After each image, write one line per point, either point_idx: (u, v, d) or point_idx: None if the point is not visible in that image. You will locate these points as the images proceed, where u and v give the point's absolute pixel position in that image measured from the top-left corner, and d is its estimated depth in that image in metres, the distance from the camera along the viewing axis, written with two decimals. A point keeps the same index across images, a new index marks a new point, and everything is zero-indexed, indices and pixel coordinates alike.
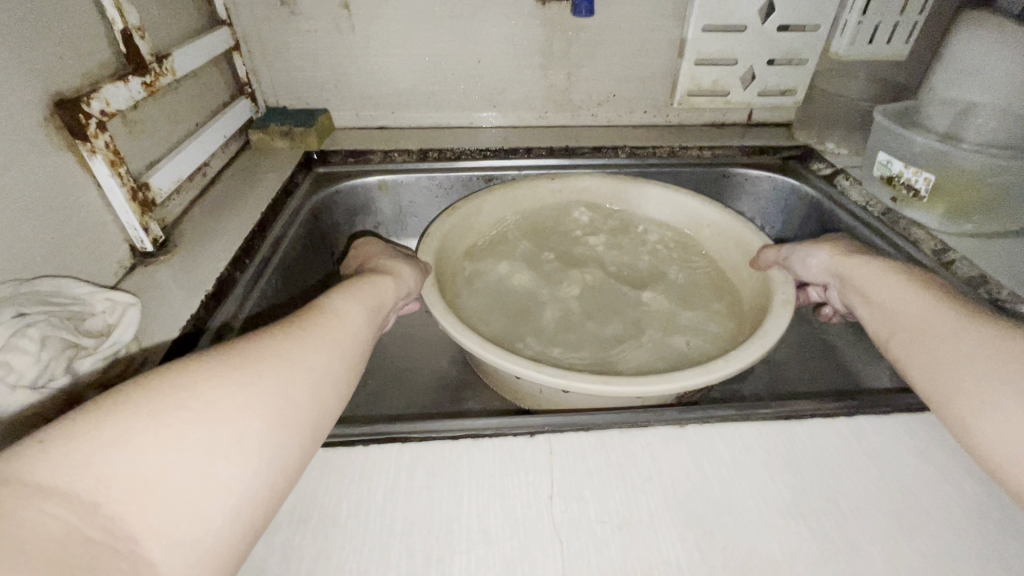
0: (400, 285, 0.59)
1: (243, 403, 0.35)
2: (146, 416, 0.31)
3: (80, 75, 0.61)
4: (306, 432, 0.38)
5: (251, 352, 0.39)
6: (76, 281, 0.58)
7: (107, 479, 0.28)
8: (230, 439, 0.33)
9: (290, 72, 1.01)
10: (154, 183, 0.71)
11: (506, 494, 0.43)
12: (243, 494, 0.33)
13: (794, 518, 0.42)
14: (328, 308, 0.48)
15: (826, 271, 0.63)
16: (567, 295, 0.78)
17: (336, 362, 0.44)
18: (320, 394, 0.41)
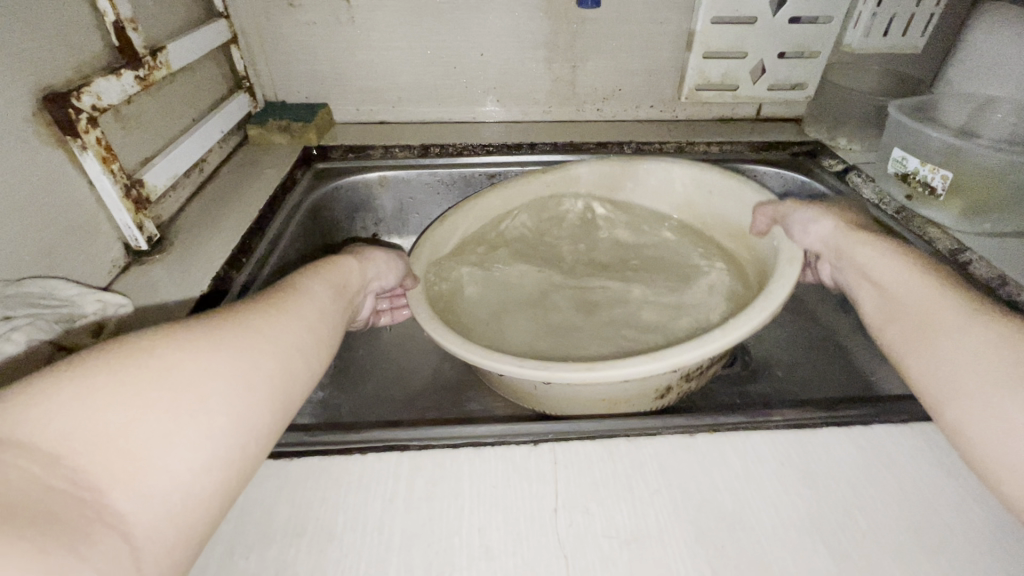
0: (369, 265, 0.57)
1: (213, 361, 0.34)
2: (107, 371, 0.29)
3: (69, 69, 0.59)
4: (281, 393, 0.37)
5: (219, 318, 0.37)
6: (68, 281, 0.57)
7: (68, 432, 0.27)
8: (197, 398, 0.32)
9: (289, 66, 0.99)
10: (149, 180, 0.69)
11: (508, 506, 0.41)
12: (214, 452, 0.31)
13: (810, 534, 0.40)
14: (297, 283, 0.46)
15: (825, 244, 0.58)
16: (572, 290, 0.75)
17: (310, 331, 0.42)
18: (294, 358, 0.39)
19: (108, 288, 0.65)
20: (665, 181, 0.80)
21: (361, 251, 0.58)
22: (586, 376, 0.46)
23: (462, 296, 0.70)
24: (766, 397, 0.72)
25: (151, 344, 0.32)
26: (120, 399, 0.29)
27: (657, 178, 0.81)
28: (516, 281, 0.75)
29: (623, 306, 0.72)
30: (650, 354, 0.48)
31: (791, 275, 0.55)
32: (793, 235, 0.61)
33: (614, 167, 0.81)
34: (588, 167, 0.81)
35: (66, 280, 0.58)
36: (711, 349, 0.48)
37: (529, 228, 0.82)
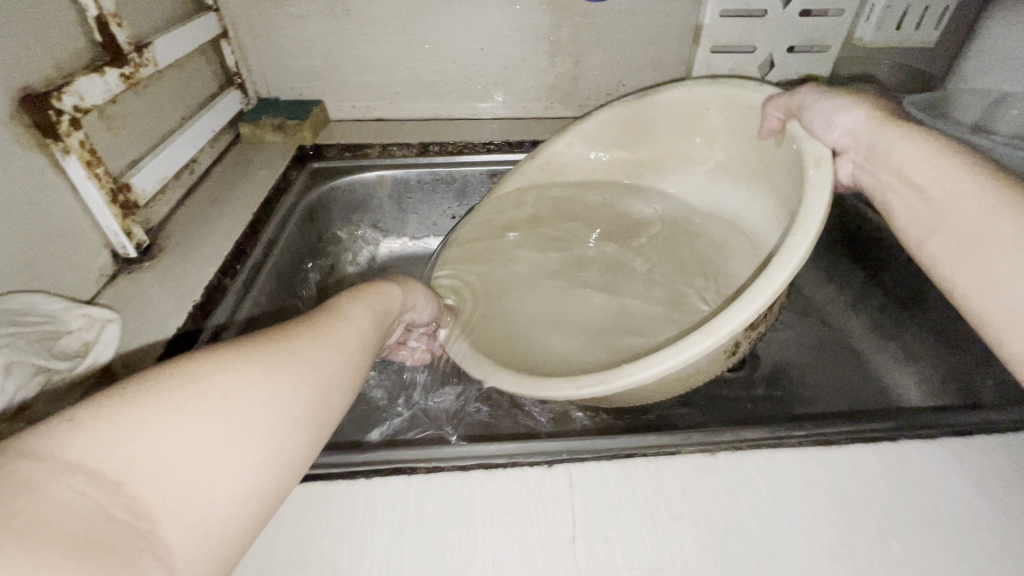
0: (409, 295, 0.52)
1: (272, 386, 0.30)
2: (163, 392, 0.26)
3: (51, 68, 0.56)
4: (328, 422, 0.33)
5: (274, 336, 0.34)
6: (52, 295, 0.54)
7: (130, 458, 0.24)
8: (251, 423, 0.28)
9: (281, 61, 0.95)
10: (137, 184, 0.66)
11: (524, 535, 0.39)
12: (259, 483, 0.28)
13: (841, 562, 0.38)
14: (344, 304, 0.42)
15: (850, 137, 0.50)
16: (613, 273, 0.75)
17: (357, 353, 0.38)
18: (341, 383, 0.35)
19: (96, 298, 0.62)
20: (664, 119, 0.72)
21: (404, 280, 0.54)
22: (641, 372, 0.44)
23: (500, 295, 0.69)
24: (782, 404, 0.70)
25: (208, 363, 0.29)
26: (176, 423, 0.26)
27: (654, 113, 0.72)
28: (547, 269, 0.74)
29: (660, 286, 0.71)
30: (704, 326, 0.44)
31: (825, 185, 0.50)
32: (813, 130, 0.53)
33: (609, 118, 0.74)
34: (568, 135, 0.76)
35: (50, 293, 0.55)
36: (760, 304, 0.44)
37: (551, 200, 0.78)
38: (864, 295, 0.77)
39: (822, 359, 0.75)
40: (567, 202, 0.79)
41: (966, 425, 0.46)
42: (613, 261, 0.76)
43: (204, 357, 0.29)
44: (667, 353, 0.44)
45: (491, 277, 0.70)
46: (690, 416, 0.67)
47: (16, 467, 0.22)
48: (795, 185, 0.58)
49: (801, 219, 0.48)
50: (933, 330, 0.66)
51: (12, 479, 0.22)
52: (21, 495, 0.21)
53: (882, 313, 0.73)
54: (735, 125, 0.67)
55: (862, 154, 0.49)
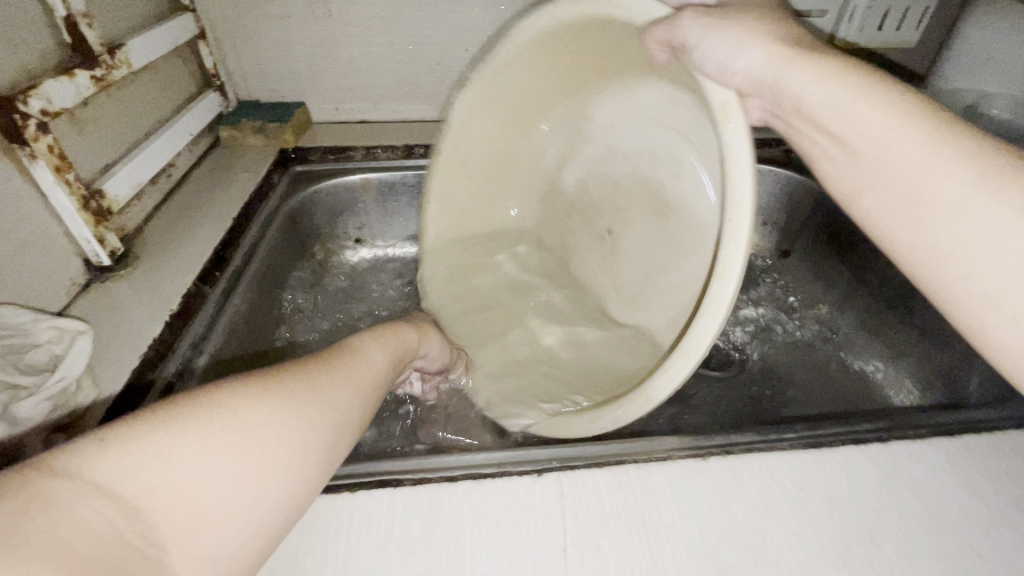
0: (426, 338, 0.52)
1: (290, 422, 0.29)
2: (190, 416, 0.25)
3: (17, 70, 0.54)
4: (337, 460, 0.32)
5: (289, 369, 0.33)
6: (22, 307, 0.52)
7: (151, 485, 0.23)
8: (269, 456, 0.27)
9: (261, 62, 0.93)
10: (110, 189, 0.64)
11: (513, 548, 0.38)
12: (268, 517, 0.27)
13: (835, 567, 0.38)
14: (362, 342, 0.42)
15: (753, 81, 0.37)
16: (586, 249, 0.70)
17: (368, 390, 0.37)
18: (355, 420, 0.34)
19: (69, 308, 0.60)
20: (536, 60, 0.59)
21: (418, 324, 0.54)
22: (632, 409, 0.43)
23: (497, 315, 0.71)
24: (772, 405, 0.69)
25: (236, 390, 0.28)
26: (199, 453, 0.25)
27: (510, 65, 0.60)
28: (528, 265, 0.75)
29: (622, 254, 0.65)
30: (682, 348, 0.40)
31: (742, 138, 0.37)
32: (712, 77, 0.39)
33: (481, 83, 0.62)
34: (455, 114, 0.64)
35: (20, 304, 0.53)
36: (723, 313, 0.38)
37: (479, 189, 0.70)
38: (851, 295, 0.77)
39: (810, 359, 0.75)
40: (499, 175, 0.70)
41: (956, 426, 0.46)
42: (581, 225, 0.70)
43: (231, 384, 0.28)
44: (659, 384, 0.42)
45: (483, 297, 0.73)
46: (680, 417, 0.66)
47: (45, 484, 0.21)
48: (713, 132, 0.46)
49: (728, 193, 0.38)
50: (921, 329, 0.67)
51: (37, 497, 0.21)
52: (45, 515, 0.20)
53: (870, 313, 0.74)
54: (610, 45, 0.52)
55: (772, 101, 0.37)
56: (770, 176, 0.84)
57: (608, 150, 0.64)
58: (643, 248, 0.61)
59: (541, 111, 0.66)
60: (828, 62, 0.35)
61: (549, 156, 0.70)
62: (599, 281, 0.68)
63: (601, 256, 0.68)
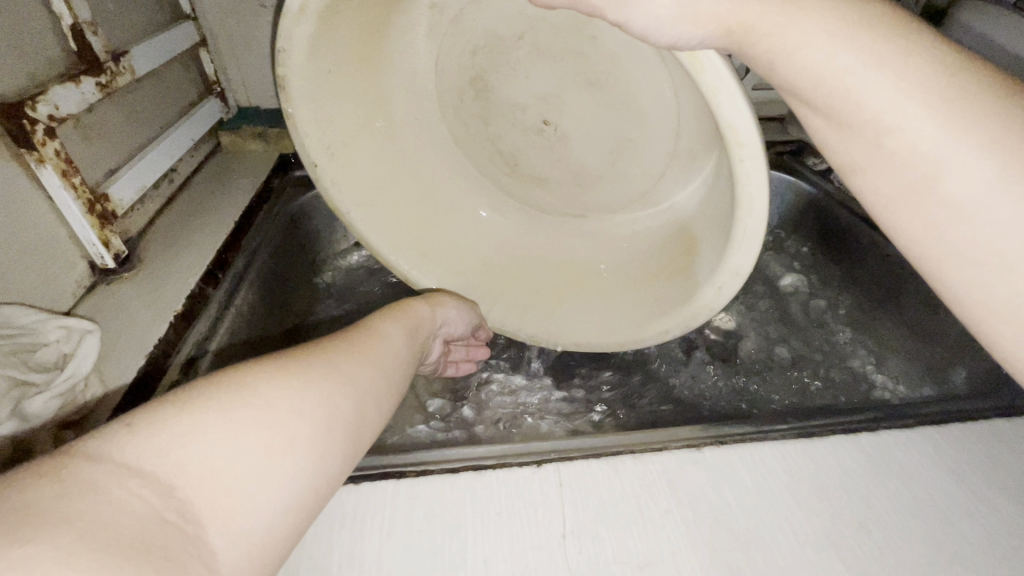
0: (434, 305, 0.53)
1: (309, 400, 0.30)
2: (215, 399, 0.27)
3: (26, 77, 0.55)
4: (360, 436, 0.32)
5: (305, 353, 0.34)
6: (30, 307, 0.53)
7: (182, 464, 0.24)
8: (293, 433, 0.28)
9: (261, 69, 0.95)
10: (114, 193, 0.65)
11: (513, 535, 0.39)
12: (299, 490, 0.27)
13: (824, 550, 0.39)
14: (376, 323, 0.43)
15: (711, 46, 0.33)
16: (530, 149, 0.62)
17: (386, 367, 0.38)
18: (376, 397, 0.35)
19: (74, 310, 0.61)
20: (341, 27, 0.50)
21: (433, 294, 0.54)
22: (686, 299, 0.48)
23: (483, 240, 0.67)
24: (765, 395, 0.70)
25: (258, 374, 0.29)
26: (225, 432, 0.26)
27: (320, 59, 0.50)
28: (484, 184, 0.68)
29: (574, 137, 0.59)
30: (733, 270, 0.43)
31: (731, 87, 0.34)
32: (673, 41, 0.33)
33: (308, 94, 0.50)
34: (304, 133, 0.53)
35: (26, 304, 0.54)
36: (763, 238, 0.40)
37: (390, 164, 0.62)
38: (842, 293, 0.79)
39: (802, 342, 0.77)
40: (383, 121, 0.61)
41: (941, 416, 0.48)
42: (500, 122, 0.61)
43: (251, 368, 0.30)
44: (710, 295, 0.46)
45: (467, 231, 0.67)
46: (676, 411, 0.67)
47: (78, 469, 0.22)
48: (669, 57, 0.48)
49: (728, 138, 0.36)
50: (912, 326, 0.68)
51: (73, 481, 0.22)
52: (80, 497, 0.21)
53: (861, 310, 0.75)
54: None
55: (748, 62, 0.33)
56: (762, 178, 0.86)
57: (491, 35, 0.56)
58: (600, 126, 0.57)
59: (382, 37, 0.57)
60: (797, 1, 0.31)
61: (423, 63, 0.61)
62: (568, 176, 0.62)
63: (547, 147, 0.61)
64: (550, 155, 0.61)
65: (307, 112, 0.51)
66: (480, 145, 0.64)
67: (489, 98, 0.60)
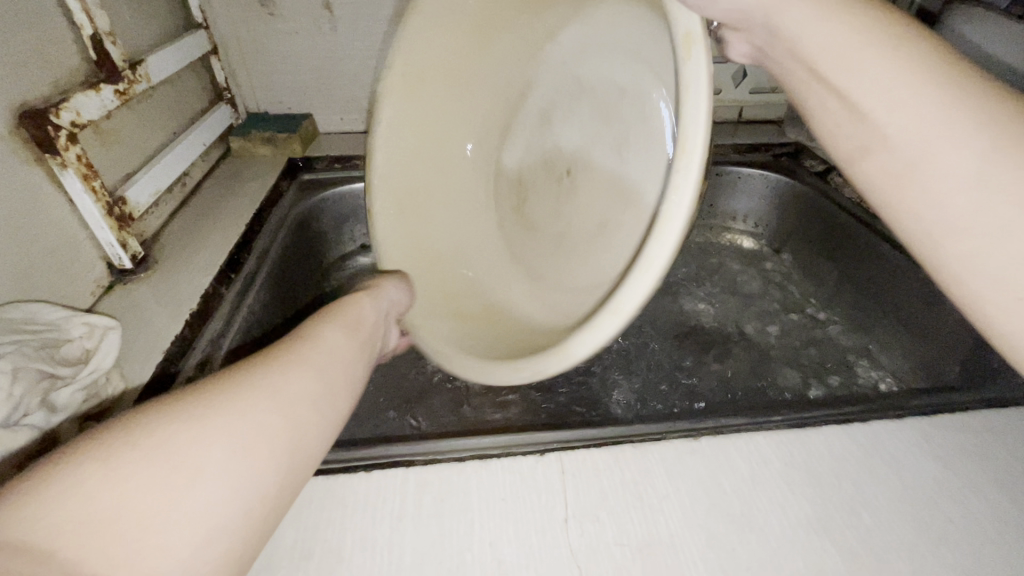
0: (382, 301, 0.50)
1: (221, 429, 0.28)
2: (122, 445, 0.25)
3: (49, 86, 0.58)
4: (291, 455, 0.30)
5: (220, 377, 0.31)
6: (53, 305, 0.55)
7: (67, 522, 0.22)
8: (204, 468, 0.26)
9: (270, 76, 0.97)
10: (131, 197, 0.68)
11: (518, 519, 0.41)
12: (219, 525, 0.26)
13: (817, 533, 0.41)
14: (315, 327, 0.40)
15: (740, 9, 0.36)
16: (543, 194, 0.61)
17: (330, 378, 0.36)
18: (319, 413, 0.33)
19: (94, 309, 0.63)
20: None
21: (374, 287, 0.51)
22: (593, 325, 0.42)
23: (441, 212, 0.64)
24: (764, 389, 0.71)
25: (169, 411, 0.27)
26: (116, 481, 0.24)
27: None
28: (484, 155, 0.66)
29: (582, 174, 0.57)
30: (613, 305, 0.37)
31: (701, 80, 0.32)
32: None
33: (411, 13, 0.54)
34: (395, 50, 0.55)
35: (49, 303, 0.57)
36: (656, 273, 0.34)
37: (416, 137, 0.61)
38: (839, 291, 0.80)
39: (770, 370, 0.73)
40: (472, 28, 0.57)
41: (931, 406, 0.49)
42: (534, 163, 0.62)
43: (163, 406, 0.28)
44: (579, 340, 0.38)
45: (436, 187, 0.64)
46: (678, 406, 0.68)
47: None
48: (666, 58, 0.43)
49: (679, 143, 0.33)
50: (906, 323, 0.70)
51: None
52: None
53: (856, 309, 0.77)
54: None
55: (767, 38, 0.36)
56: (760, 179, 0.89)
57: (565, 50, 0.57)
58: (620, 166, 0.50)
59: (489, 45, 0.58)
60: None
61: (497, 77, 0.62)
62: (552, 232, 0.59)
63: (556, 199, 0.59)
64: (552, 215, 0.59)
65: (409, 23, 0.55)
66: (508, 176, 0.66)
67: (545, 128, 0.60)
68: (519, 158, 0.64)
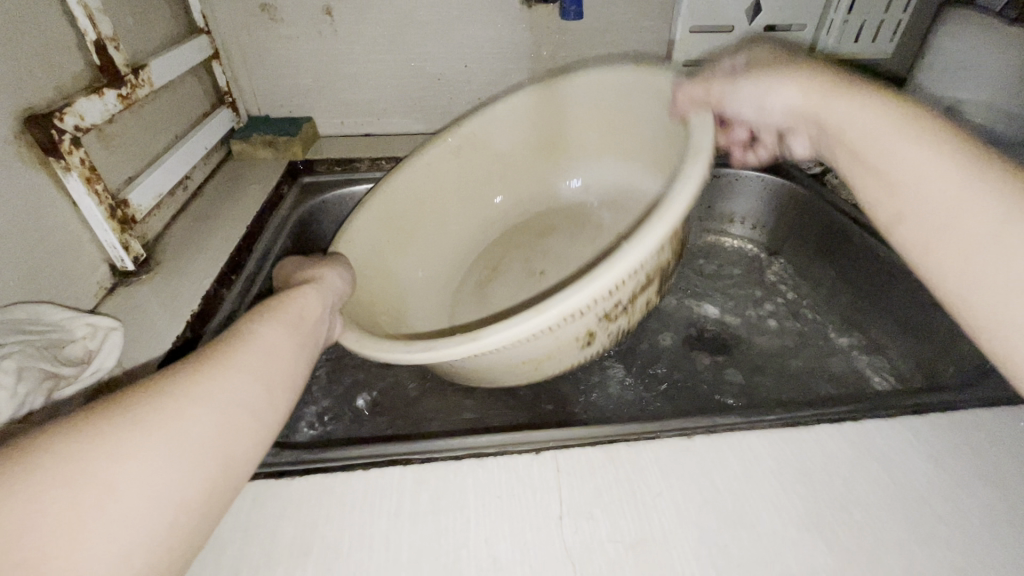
0: (326, 291, 0.49)
1: (140, 443, 0.29)
2: (34, 473, 0.25)
3: (53, 90, 0.59)
4: (216, 466, 0.31)
5: (147, 384, 0.32)
6: (55, 305, 0.56)
7: None
8: (115, 485, 0.27)
9: (272, 79, 0.98)
10: (134, 200, 0.68)
11: (513, 516, 0.42)
12: (136, 539, 0.27)
13: (809, 530, 0.41)
14: (249, 322, 0.40)
15: (792, 112, 0.46)
16: (511, 282, 0.77)
17: (262, 380, 0.36)
18: (250, 417, 0.34)
19: (96, 310, 0.64)
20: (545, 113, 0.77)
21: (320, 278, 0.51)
22: (519, 346, 0.47)
23: (429, 233, 0.78)
24: (761, 389, 0.71)
25: (84, 433, 0.28)
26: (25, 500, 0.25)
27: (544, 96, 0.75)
28: (503, 217, 0.84)
29: (558, 268, 0.76)
30: (537, 305, 0.44)
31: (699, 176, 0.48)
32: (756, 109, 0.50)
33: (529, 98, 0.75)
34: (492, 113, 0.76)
35: (53, 303, 0.57)
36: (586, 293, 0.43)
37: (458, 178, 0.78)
38: (835, 292, 0.81)
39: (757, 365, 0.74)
40: (554, 141, 0.81)
41: (925, 405, 0.50)
42: (517, 262, 0.79)
43: (79, 424, 0.28)
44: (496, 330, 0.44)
45: (444, 215, 0.79)
46: (675, 406, 0.69)
47: None
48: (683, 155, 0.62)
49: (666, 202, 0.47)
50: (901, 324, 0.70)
51: None
52: None
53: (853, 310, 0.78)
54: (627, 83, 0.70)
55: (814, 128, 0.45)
56: (758, 181, 0.89)
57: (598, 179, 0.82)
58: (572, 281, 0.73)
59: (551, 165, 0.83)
60: (867, 94, 0.41)
61: (538, 185, 0.85)
62: (495, 301, 0.76)
63: (515, 288, 0.76)
64: (506, 297, 0.75)
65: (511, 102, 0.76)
66: (495, 250, 0.82)
67: (541, 238, 0.81)
68: (509, 249, 0.81)
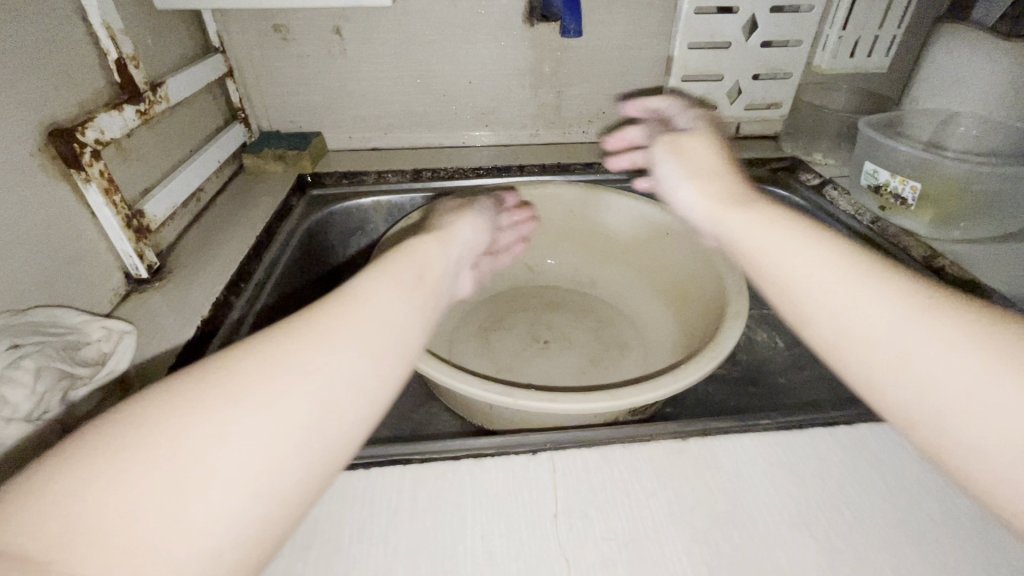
0: (452, 243, 0.50)
1: (239, 418, 0.28)
2: (145, 436, 0.26)
3: (75, 106, 0.62)
4: (315, 448, 0.29)
5: (255, 351, 0.31)
6: (72, 309, 0.58)
7: (97, 502, 0.24)
8: (215, 460, 0.26)
9: (282, 97, 1.02)
10: (149, 210, 0.71)
11: (510, 514, 0.43)
12: (240, 514, 0.26)
13: (800, 529, 0.42)
14: (361, 281, 0.38)
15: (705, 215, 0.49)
16: (517, 343, 0.79)
17: (369, 348, 0.34)
18: (357, 389, 0.32)
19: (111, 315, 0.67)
20: (591, 215, 0.86)
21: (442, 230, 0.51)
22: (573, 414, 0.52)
23: None
24: (761, 398, 0.72)
25: (189, 402, 0.28)
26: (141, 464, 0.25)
27: (601, 204, 0.85)
28: (538, 276, 0.91)
29: (566, 344, 0.79)
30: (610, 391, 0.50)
31: (733, 331, 0.57)
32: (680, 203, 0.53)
33: (587, 191, 0.84)
34: (564, 189, 0.85)
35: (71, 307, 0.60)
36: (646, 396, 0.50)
37: None
38: None
39: (756, 374, 0.75)
40: (593, 233, 0.88)
41: None
42: (525, 323, 0.82)
43: (186, 393, 0.28)
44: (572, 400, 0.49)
45: None
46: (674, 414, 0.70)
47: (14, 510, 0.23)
48: (715, 282, 0.70)
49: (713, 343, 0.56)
50: None
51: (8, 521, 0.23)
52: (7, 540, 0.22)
53: None
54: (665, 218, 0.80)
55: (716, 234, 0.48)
56: None
57: (615, 275, 0.89)
58: (570, 363, 0.75)
59: (585, 254, 0.90)
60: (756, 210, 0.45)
61: (568, 263, 0.91)
62: (500, 347, 0.78)
63: (518, 344, 0.79)
64: (508, 347, 0.78)
65: (577, 192, 0.85)
66: (509, 304, 0.86)
67: (551, 310, 0.85)
68: (516, 309, 0.85)
